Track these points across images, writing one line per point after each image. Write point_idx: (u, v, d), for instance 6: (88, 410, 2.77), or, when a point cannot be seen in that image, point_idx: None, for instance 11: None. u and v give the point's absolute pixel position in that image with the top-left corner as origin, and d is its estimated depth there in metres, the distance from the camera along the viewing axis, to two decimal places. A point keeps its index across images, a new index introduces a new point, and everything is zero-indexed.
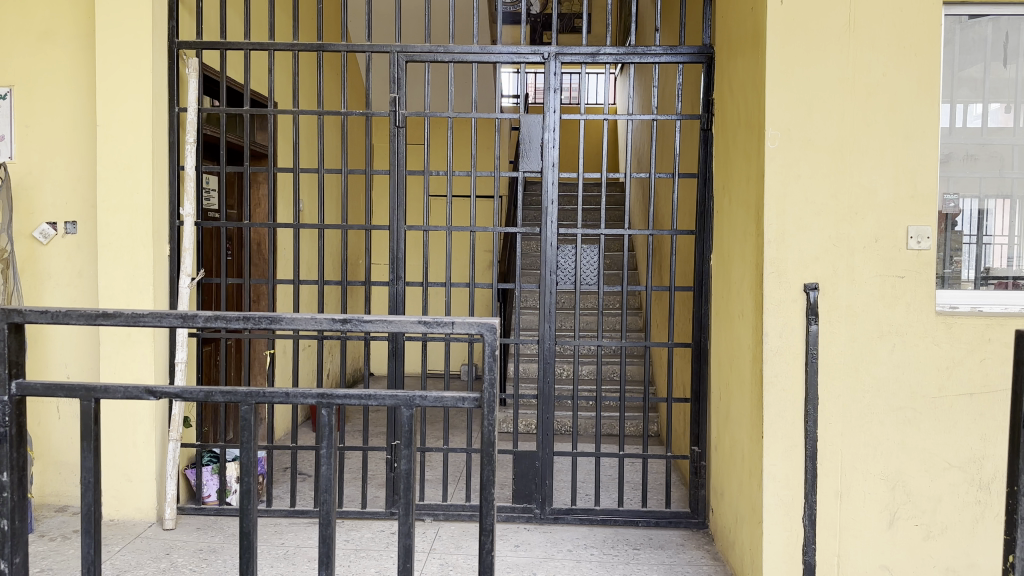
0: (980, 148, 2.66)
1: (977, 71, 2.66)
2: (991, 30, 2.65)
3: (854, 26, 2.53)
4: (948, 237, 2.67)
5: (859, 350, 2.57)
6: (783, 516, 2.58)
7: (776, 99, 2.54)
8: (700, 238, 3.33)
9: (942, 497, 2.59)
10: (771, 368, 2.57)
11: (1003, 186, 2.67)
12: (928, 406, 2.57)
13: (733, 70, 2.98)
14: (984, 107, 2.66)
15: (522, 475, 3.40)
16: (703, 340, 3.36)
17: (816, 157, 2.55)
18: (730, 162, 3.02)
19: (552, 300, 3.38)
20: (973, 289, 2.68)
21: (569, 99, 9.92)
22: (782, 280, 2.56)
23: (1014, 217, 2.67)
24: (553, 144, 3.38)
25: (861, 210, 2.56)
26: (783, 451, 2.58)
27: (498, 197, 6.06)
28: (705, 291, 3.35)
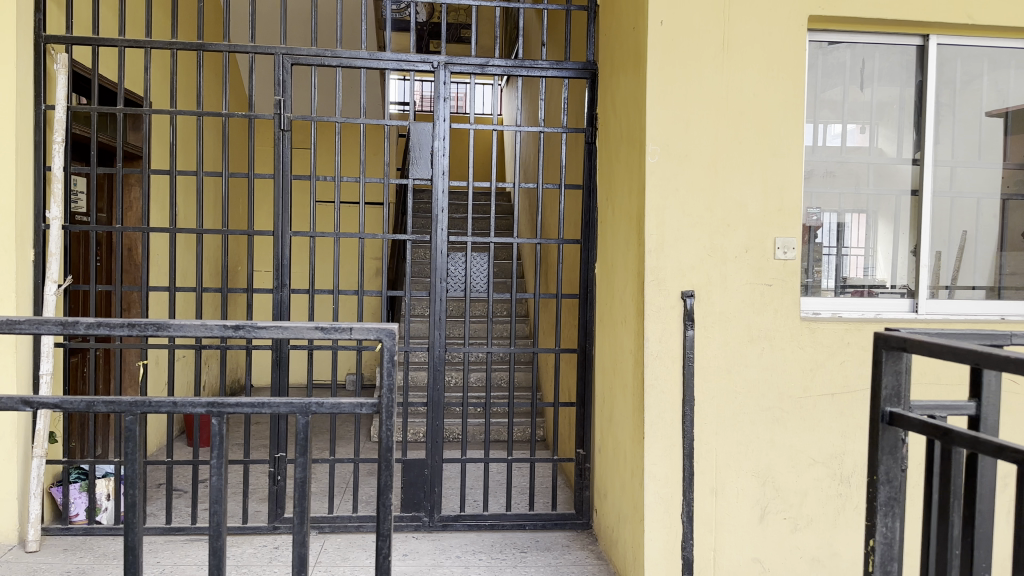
0: (839, 165, 2.88)
1: (836, 93, 2.87)
2: (849, 55, 2.86)
3: (727, 50, 2.69)
4: (811, 248, 2.87)
5: (732, 353, 2.72)
6: (663, 513, 2.69)
7: (655, 117, 2.67)
8: (585, 247, 3.42)
9: (808, 492, 2.77)
10: (651, 372, 2.68)
11: (859, 201, 2.88)
12: (795, 406, 2.75)
13: (615, 87, 3.10)
14: (842, 128, 2.88)
15: (411, 483, 3.38)
16: (588, 346, 3.44)
17: (692, 172, 2.69)
18: (613, 175, 3.13)
19: (441, 308, 3.39)
20: (832, 296, 2.89)
21: (455, 108, 9.99)
22: (661, 288, 2.68)
23: (868, 230, 2.89)
24: (443, 151, 3.40)
25: (733, 222, 2.71)
26: (663, 451, 2.69)
27: (387, 203, 6.02)
28: (589, 297, 3.44)
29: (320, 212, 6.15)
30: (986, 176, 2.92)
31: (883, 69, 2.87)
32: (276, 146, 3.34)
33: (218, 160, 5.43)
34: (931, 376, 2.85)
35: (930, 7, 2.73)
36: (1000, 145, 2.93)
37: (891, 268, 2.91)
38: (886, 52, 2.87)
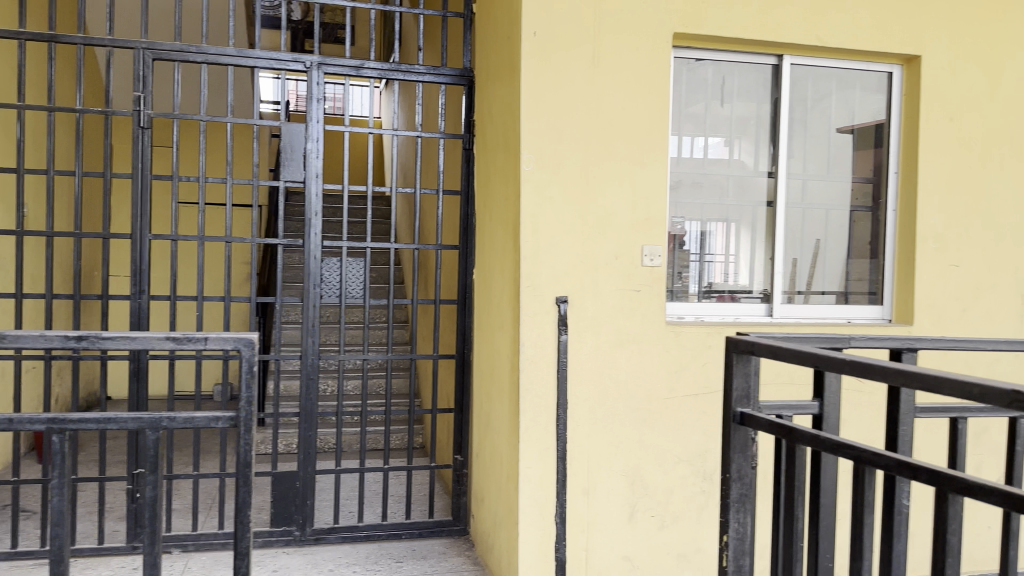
0: (702, 177, 3.01)
1: (699, 108, 3.00)
2: (711, 72, 2.99)
3: (598, 62, 2.75)
4: (677, 255, 2.99)
5: (603, 357, 2.79)
6: (537, 516, 2.73)
7: (529, 126, 2.70)
8: (464, 254, 3.42)
9: (674, 490, 2.87)
10: (526, 377, 2.71)
11: (720, 211, 3.02)
12: (663, 407, 2.85)
13: (491, 94, 3.12)
14: (705, 141, 3.01)
15: (282, 497, 3.26)
16: (466, 352, 3.44)
17: (565, 180, 2.74)
18: (489, 181, 3.15)
19: (315, 315, 3.29)
20: (697, 301, 3.01)
21: (331, 110, 9.78)
22: (536, 293, 2.72)
23: (730, 239, 3.03)
24: (315, 154, 3.31)
25: (604, 230, 2.79)
26: (537, 454, 2.72)
27: (258, 206, 5.81)
28: (468, 303, 3.43)
29: (187, 214, 5.86)
30: (835, 190, 3.11)
31: (742, 86, 3.02)
32: (135, 144, 3.15)
33: (70, 158, 5.08)
34: (787, 376, 3.02)
35: (782, 30, 2.88)
36: (847, 161, 3.12)
37: (751, 274, 3.05)
38: (745, 71, 3.02)
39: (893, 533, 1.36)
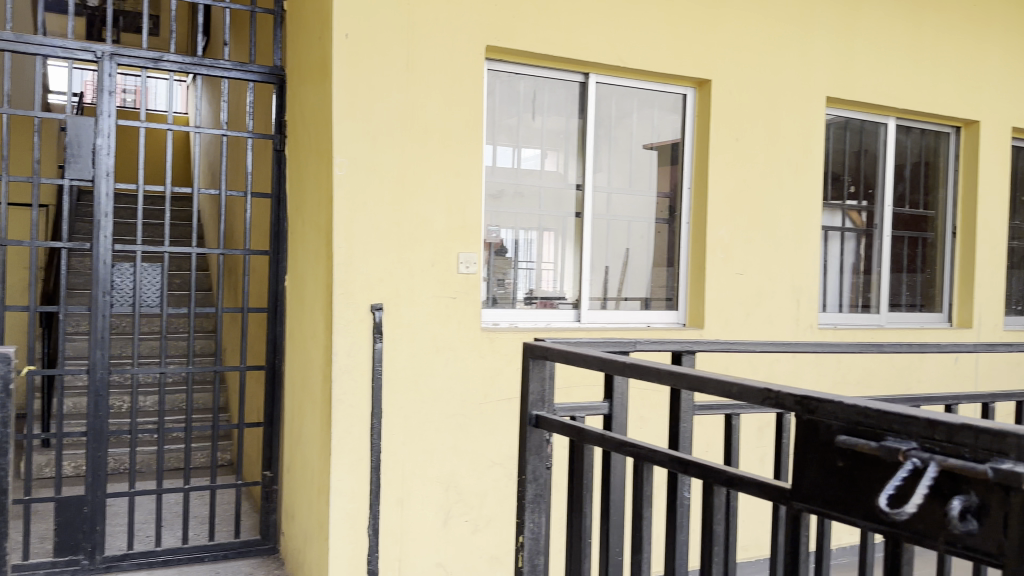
0: (515, 187, 3.02)
1: (511, 119, 3.00)
2: (524, 86, 3.00)
3: (414, 67, 2.71)
4: (493, 262, 2.99)
5: (418, 364, 2.77)
6: (348, 529, 2.67)
7: (341, 129, 2.61)
8: (274, 260, 3.28)
9: (486, 493, 2.91)
10: (339, 388, 2.65)
11: (531, 221, 3.04)
12: (477, 412, 2.87)
13: (303, 96, 3.01)
14: (517, 151, 3.02)
15: (66, 524, 2.98)
16: (277, 362, 3.32)
17: (379, 186, 2.68)
18: (301, 186, 3.06)
19: (105, 325, 3.04)
20: (515, 308, 3.04)
21: (129, 103, 9.13)
22: (349, 301, 2.66)
23: (550, 247, 3.07)
24: (107, 151, 3.07)
25: (419, 238, 2.76)
26: (350, 465, 2.67)
27: (40, 205, 5.29)
28: (278, 312, 3.30)
29: None
30: (640, 203, 3.22)
31: (552, 101, 3.05)
32: None
33: None
34: (592, 379, 3.17)
35: (587, 48, 2.93)
36: (655, 177, 3.26)
37: (566, 281, 3.10)
38: (554, 86, 3.05)
39: (676, 523, 1.46)
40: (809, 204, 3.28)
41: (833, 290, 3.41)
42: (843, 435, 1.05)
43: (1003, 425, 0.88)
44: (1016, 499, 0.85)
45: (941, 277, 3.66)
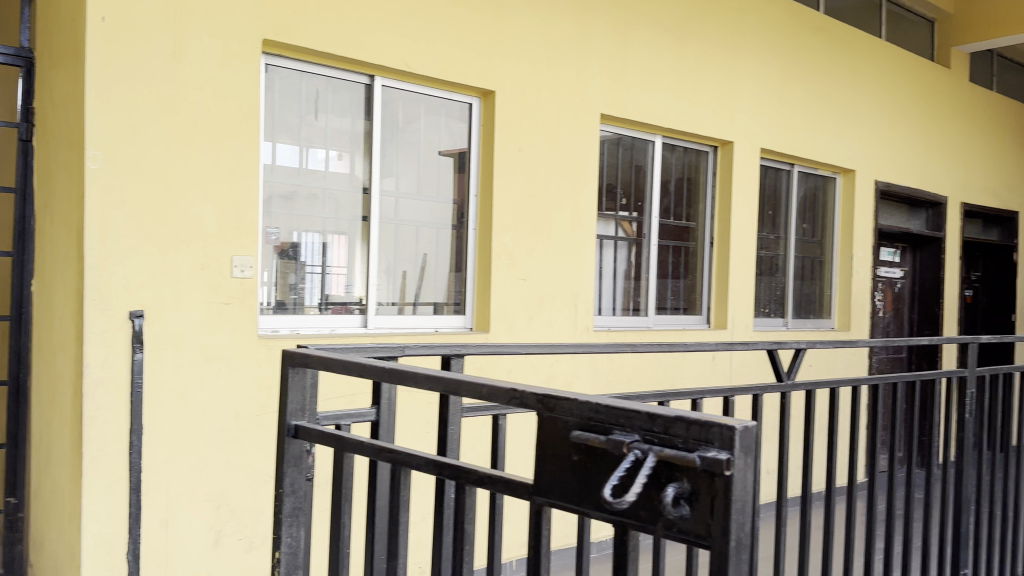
0: (297, 188, 2.83)
1: (292, 116, 2.82)
2: (305, 84, 2.82)
3: (180, 54, 2.51)
4: (279, 264, 2.81)
5: (184, 375, 2.57)
6: (99, 557, 2.44)
7: (93, 116, 2.36)
8: (19, 262, 2.93)
9: (262, 510, 2.77)
10: (90, 402, 2.40)
11: (315, 223, 2.88)
12: (251, 425, 2.71)
13: (55, 80, 2.72)
14: (300, 151, 2.84)
15: None
16: (22, 376, 2.95)
17: (139, 182, 2.45)
18: (49, 181, 2.76)
19: None
20: (314, 313, 2.88)
21: None
22: (103, 308, 2.41)
23: (348, 251, 2.95)
24: None
25: (187, 239, 2.55)
26: (104, 487, 2.44)
27: None
28: (24, 319, 2.95)
29: None
30: (427, 208, 3.13)
31: (335, 103, 2.90)
32: None
33: None
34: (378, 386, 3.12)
35: (370, 50, 2.82)
36: (448, 183, 3.20)
37: (365, 285, 2.99)
38: (336, 89, 2.89)
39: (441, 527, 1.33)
40: (586, 212, 3.39)
41: (607, 295, 3.56)
42: (580, 430, 1.05)
43: (709, 416, 0.93)
44: (718, 484, 0.91)
45: (701, 280, 3.87)
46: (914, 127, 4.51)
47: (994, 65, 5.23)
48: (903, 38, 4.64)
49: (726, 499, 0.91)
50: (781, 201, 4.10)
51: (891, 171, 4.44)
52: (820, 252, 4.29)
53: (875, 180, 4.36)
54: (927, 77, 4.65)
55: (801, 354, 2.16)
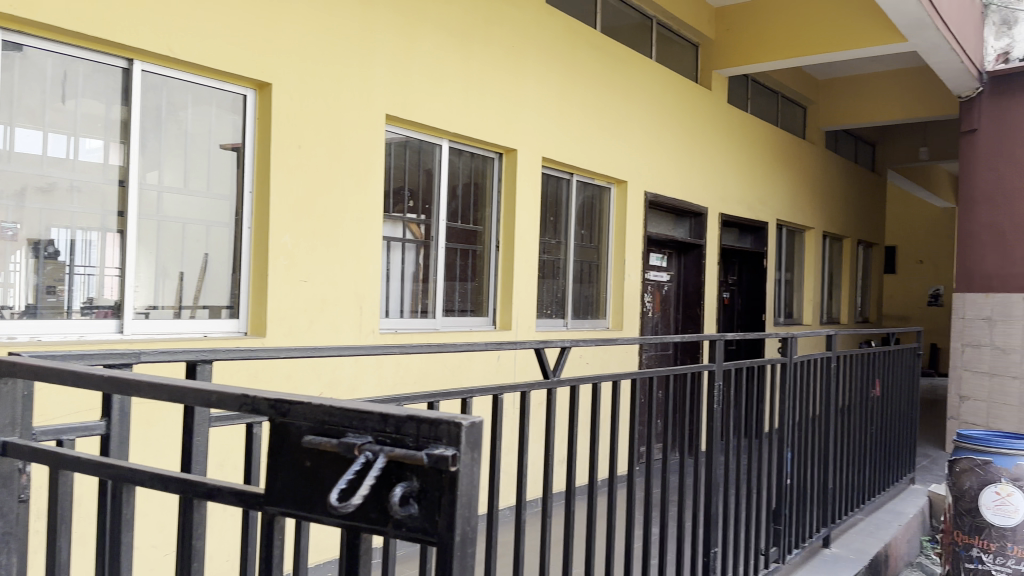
0: (41, 179, 2.22)
1: (35, 100, 2.20)
2: (50, 64, 2.22)
3: None
4: (40, 262, 2.23)
5: None
6: None
7: None
8: None
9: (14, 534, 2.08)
10: None
11: (60, 218, 2.27)
12: None
13: None
14: (42, 137, 2.23)
15: None
16: None
17: None
18: None
19: None
20: (71, 319, 2.29)
21: None
22: None
23: (118, 251, 2.38)
24: None
25: None
26: None
27: None
28: None
29: None
30: (199, 204, 2.60)
31: (89, 83, 2.31)
32: None
33: None
34: None
35: (118, 24, 2.25)
36: (224, 179, 2.67)
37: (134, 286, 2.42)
38: (91, 69, 2.31)
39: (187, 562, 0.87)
40: (370, 208, 3.01)
41: (394, 296, 3.21)
42: (309, 435, 0.81)
43: (433, 411, 0.76)
44: (444, 483, 0.74)
45: (488, 283, 3.58)
46: (682, 141, 4.47)
47: (749, 90, 5.31)
48: (670, 59, 4.55)
49: (450, 498, 0.73)
50: (562, 208, 3.86)
51: (661, 187, 4.32)
52: (596, 256, 4.10)
53: (646, 192, 4.23)
54: (698, 97, 4.60)
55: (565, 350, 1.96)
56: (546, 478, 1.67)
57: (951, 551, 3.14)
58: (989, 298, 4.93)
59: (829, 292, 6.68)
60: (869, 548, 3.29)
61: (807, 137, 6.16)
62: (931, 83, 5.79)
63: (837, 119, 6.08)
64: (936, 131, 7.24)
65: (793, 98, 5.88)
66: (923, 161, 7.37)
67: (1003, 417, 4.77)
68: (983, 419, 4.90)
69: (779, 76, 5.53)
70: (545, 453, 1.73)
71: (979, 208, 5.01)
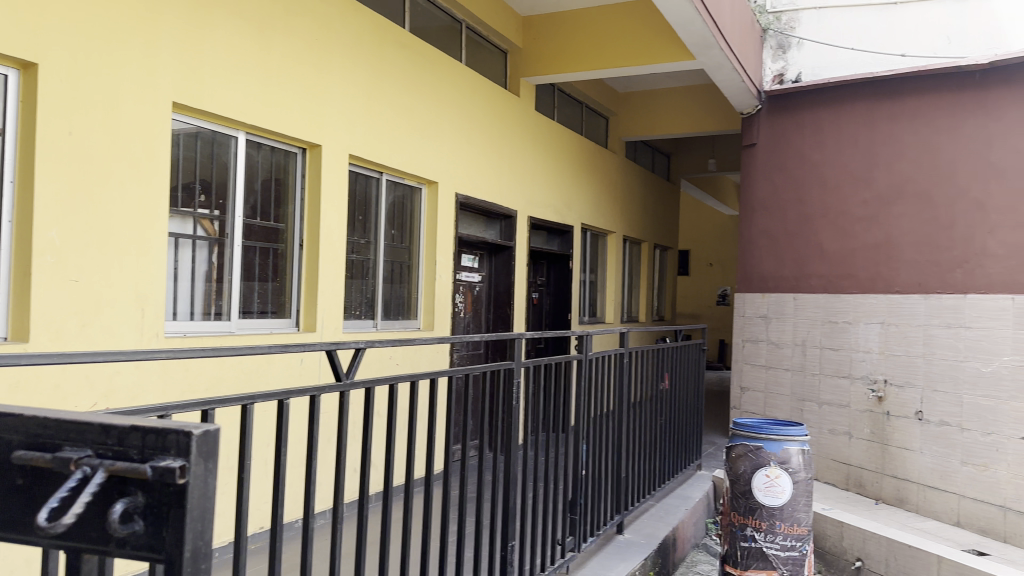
0: None
1: None
2: None
3: None
4: None
5: None
6: None
7: None
8: None
9: None
10: None
11: None
12: None
13: None
14: None
15: None
16: None
17: None
18: None
19: None
20: None
21: None
22: None
23: None
24: None
25: None
26: None
27: None
28: None
29: None
30: None
31: None
32: None
33: None
34: None
35: None
36: None
37: None
38: None
39: None
40: (155, 205, 2.75)
41: (184, 297, 2.96)
42: (21, 449, 0.72)
43: (169, 421, 0.70)
44: (172, 503, 0.67)
45: (291, 283, 3.42)
46: (488, 143, 4.54)
47: (555, 97, 5.53)
48: (479, 64, 4.63)
49: (181, 513, 0.67)
50: (371, 207, 3.78)
51: (471, 188, 4.38)
52: (407, 257, 4.08)
53: (456, 194, 4.26)
54: (507, 103, 4.73)
55: (361, 350, 1.72)
56: (336, 484, 1.55)
57: (729, 532, 3.35)
58: (765, 298, 5.00)
59: (630, 293, 7.09)
60: (658, 532, 3.50)
61: (609, 146, 6.46)
62: (717, 98, 6.12)
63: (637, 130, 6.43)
64: (723, 144, 7.78)
65: (596, 108, 6.16)
66: (712, 172, 7.91)
67: (777, 407, 4.89)
68: (759, 408, 5.03)
69: (584, 87, 5.78)
70: (362, 459, 1.66)
71: (757, 215, 5.08)
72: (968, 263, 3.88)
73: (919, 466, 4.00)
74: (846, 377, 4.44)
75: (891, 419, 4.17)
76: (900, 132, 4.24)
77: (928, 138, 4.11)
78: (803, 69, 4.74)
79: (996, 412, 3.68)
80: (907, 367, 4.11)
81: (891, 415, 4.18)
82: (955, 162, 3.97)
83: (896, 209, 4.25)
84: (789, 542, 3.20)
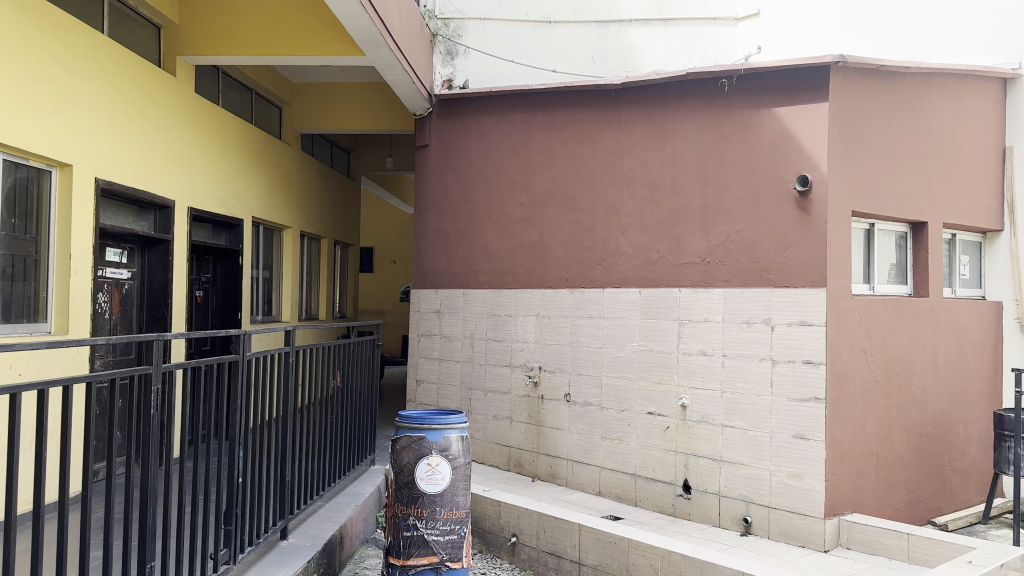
0: None
1: None
2: None
3: None
4: None
5: None
6: None
7: None
8: None
9: None
10: None
11: None
12: None
13: None
14: None
15: None
16: None
17: None
18: None
19: None
20: None
21: None
22: None
23: None
24: None
25: None
26: None
27: None
28: None
29: None
30: None
31: None
32: None
33: None
34: None
35: None
36: None
37: None
38: None
39: None
40: None
41: None
42: None
43: None
44: None
45: None
46: (136, 126, 4.14)
47: (219, 81, 5.21)
48: (124, 37, 4.19)
49: None
50: None
51: (114, 173, 3.95)
52: (34, 250, 3.56)
53: (95, 179, 3.82)
54: (157, 81, 4.33)
55: None
56: None
57: (393, 522, 3.38)
58: (438, 293, 5.19)
59: (308, 290, 6.94)
60: (324, 533, 3.44)
61: (283, 138, 6.25)
62: (392, 95, 6.21)
63: (312, 124, 6.31)
64: (401, 144, 7.95)
65: (267, 97, 5.92)
66: (390, 170, 8.04)
67: (448, 398, 5.12)
68: (432, 399, 5.23)
69: (253, 73, 5.53)
70: None
71: (429, 213, 5.24)
72: (605, 261, 4.37)
73: (568, 443, 4.47)
74: (507, 366, 4.80)
75: (545, 402, 4.59)
76: (551, 139, 4.64)
77: (574, 147, 4.54)
78: (470, 76, 4.99)
79: (628, 391, 4.21)
80: (558, 354, 4.54)
81: (544, 399, 4.60)
82: (596, 170, 4.44)
83: (548, 212, 4.65)
84: (448, 526, 3.34)
